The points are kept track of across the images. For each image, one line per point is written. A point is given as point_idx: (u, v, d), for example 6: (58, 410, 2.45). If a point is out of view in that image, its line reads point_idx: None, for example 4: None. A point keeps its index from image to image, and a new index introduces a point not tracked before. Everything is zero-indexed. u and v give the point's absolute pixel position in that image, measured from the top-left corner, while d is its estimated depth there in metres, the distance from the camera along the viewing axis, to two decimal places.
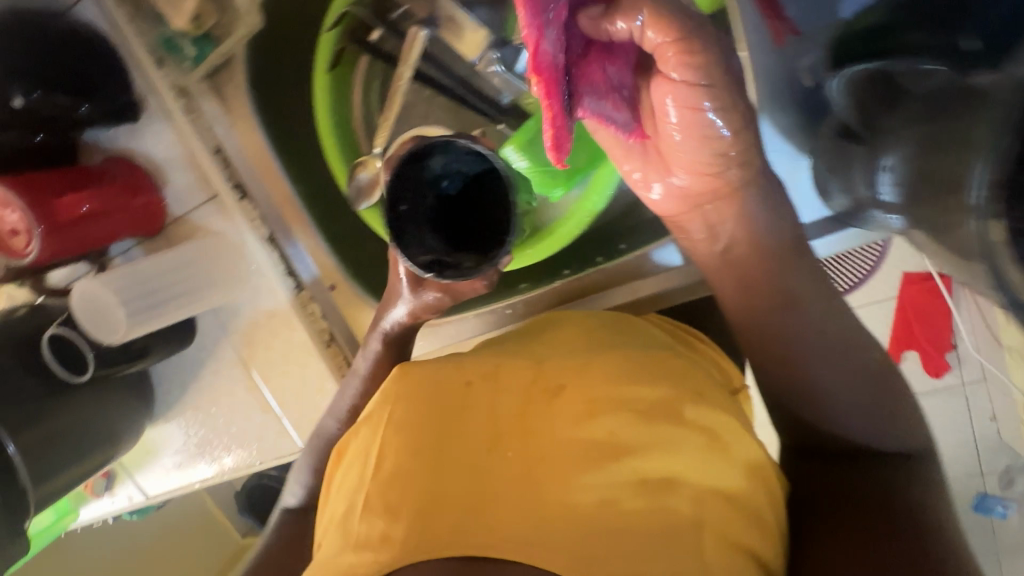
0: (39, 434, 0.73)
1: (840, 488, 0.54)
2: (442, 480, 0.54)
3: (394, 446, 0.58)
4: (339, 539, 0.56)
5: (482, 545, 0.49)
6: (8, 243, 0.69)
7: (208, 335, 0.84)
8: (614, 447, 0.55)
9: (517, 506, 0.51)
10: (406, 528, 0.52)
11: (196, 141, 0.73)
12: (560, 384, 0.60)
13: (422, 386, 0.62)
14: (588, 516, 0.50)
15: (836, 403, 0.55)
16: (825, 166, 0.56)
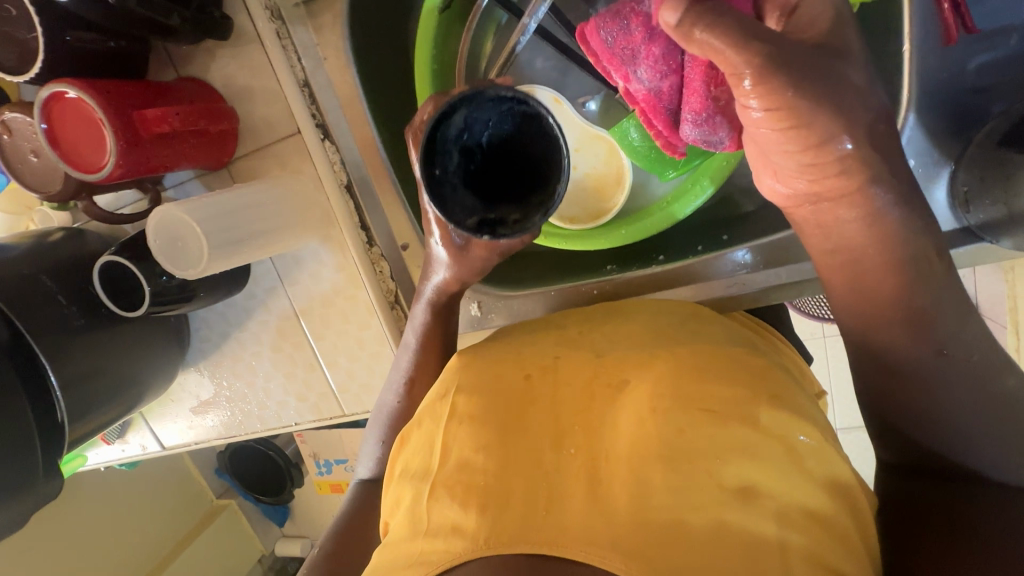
0: (76, 367, 0.67)
1: (944, 513, 0.45)
2: (509, 473, 0.47)
3: (459, 438, 0.51)
4: (401, 523, 0.49)
5: (548, 545, 0.42)
6: (69, 157, 0.59)
7: (262, 281, 0.78)
8: (684, 448, 0.45)
9: (582, 507, 0.43)
10: (467, 524, 0.45)
11: (285, 69, 0.67)
12: (626, 378, 0.51)
13: (482, 375, 0.55)
14: (655, 523, 0.41)
15: (946, 421, 0.46)
16: (971, 175, 0.54)
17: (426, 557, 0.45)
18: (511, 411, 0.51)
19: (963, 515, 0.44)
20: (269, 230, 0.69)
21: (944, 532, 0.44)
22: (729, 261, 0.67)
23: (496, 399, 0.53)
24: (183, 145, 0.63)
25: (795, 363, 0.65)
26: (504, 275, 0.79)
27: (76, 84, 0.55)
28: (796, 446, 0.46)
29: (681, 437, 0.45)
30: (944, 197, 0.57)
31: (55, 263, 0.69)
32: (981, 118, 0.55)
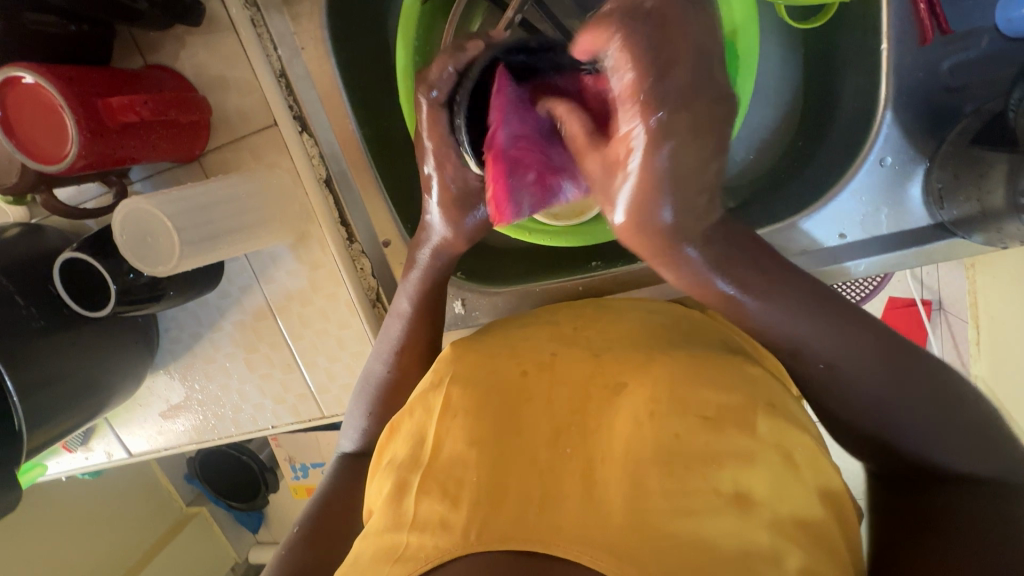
0: (32, 373, 0.63)
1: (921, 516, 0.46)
2: (504, 471, 0.46)
3: (453, 431, 0.50)
4: (385, 517, 0.48)
5: (540, 541, 0.41)
6: (25, 146, 0.55)
7: (237, 278, 0.75)
8: (681, 453, 0.44)
9: (576, 507, 0.43)
10: (456, 518, 0.44)
11: (261, 60, 0.65)
12: (622, 380, 0.50)
13: (476, 370, 0.54)
14: (646, 526, 0.41)
15: (913, 432, 0.47)
16: (944, 170, 0.56)
17: (411, 551, 0.43)
18: (507, 408, 0.51)
19: (940, 516, 0.45)
20: (246, 225, 0.67)
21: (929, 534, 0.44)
22: None
23: (491, 395, 0.52)
24: (151, 136, 0.60)
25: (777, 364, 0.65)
26: (490, 273, 0.78)
27: (35, 70, 0.52)
28: (786, 446, 0.47)
29: (678, 442, 0.45)
30: (919, 192, 0.59)
31: (10, 259, 0.65)
32: (954, 116, 0.57)
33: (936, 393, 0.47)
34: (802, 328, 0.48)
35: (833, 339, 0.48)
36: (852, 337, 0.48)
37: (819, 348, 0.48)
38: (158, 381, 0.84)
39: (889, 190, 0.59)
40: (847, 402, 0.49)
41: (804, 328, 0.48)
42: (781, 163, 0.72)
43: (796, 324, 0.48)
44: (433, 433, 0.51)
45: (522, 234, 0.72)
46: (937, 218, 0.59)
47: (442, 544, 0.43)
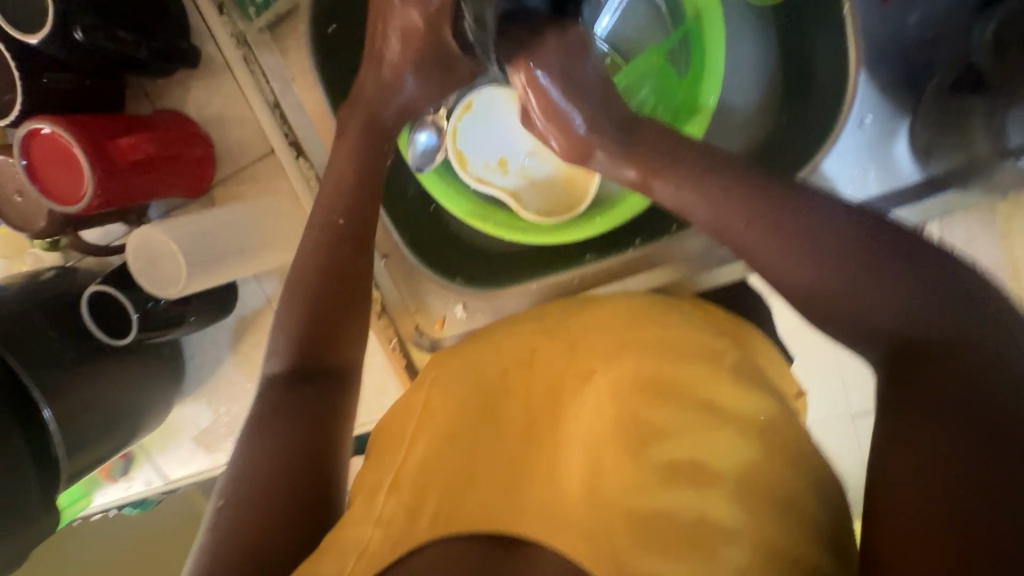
0: (67, 402, 0.68)
1: (900, 400, 0.37)
2: (473, 462, 0.50)
3: (427, 430, 0.53)
4: (354, 509, 0.50)
5: (502, 524, 0.46)
6: (48, 190, 0.61)
7: (250, 301, 0.79)
8: (639, 431, 0.47)
9: (542, 495, 0.47)
10: (435, 503, 0.48)
11: (255, 94, 0.70)
12: (592, 367, 0.52)
13: (458, 369, 0.57)
14: (609, 508, 0.44)
15: (867, 306, 0.39)
16: (926, 124, 0.55)
17: (371, 548, 0.45)
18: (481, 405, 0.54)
19: (917, 403, 0.36)
20: (247, 245, 0.70)
21: (904, 423, 0.36)
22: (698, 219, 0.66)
23: (465, 395, 0.54)
24: (160, 173, 0.65)
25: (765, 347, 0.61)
26: (489, 280, 0.80)
27: (53, 121, 0.58)
28: (757, 414, 0.48)
29: (637, 421, 0.48)
30: (906, 151, 0.57)
31: (46, 298, 0.70)
32: (928, 69, 0.57)
33: (901, 239, 0.39)
34: (759, 239, 0.43)
35: (789, 245, 0.41)
36: (767, 225, 0.43)
37: (759, 256, 0.43)
38: (188, 407, 0.89)
39: (874, 151, 0.58)
40: (814, 307, 0.42)
41: (755, 235, 0.43)
42: (766, 139, 0.72)
43: (768, 243, 0.42)
44: (411, 430, 0.54)
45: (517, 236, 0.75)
46: (930, 171, 0.56)
47: (410, 533, 0.46)
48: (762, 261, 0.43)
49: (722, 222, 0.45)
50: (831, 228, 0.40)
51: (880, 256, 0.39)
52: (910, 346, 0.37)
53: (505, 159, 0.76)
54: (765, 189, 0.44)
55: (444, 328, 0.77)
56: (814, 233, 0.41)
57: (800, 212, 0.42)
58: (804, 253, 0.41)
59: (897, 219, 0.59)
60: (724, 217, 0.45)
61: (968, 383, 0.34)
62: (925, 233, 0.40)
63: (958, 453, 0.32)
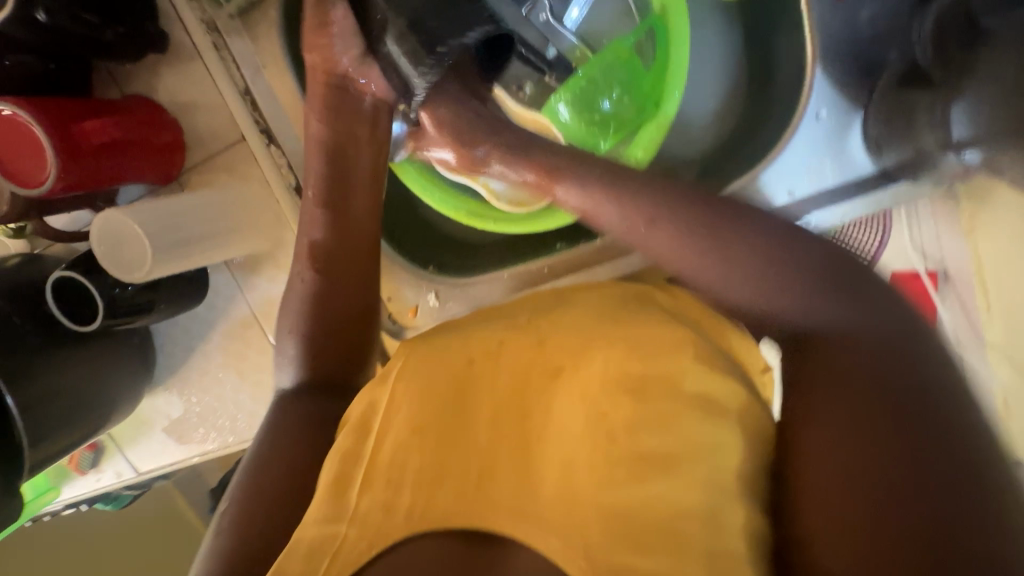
0: (32, 391, 0.67)
1: (791, 379, 0.46)
2: (445, 458, 0.50)
3: (396, 425, 0.52)
4: (323, 505, 0.49)
5: (477, 521, 0.47)
6: (11, 173, 0.61)
7: (223, 289, 0.79)
8: (607, 428, 0.48)
9: (512, 497, 0.48)
10: (408, 500, 0.48)
11: (224, 79, 0.70)
12: (561, 365, 0.52)
13: (427, 362, 0.55)
14: (579, 506, 0.46)
15: (783, 313, 0.46)
16: (878, 118, 0.57)
17: (344, 549, 0.46)
18: (452, 397, 0.53)
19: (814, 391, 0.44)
20: (216, 231, 0.70)
21: (808, 398, 0.44)
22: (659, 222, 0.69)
23: (437, 387, 0.53)
24: (128, 158, 0.65)
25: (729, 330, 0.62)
26: (462, 269, 0.81)
27: (14, 102, 0.57)
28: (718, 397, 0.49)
29: (608, 418, 0.48)
30: (859, 143, 0.60)
31: (9, 285, 0.69)
32: (880, 64, 0.59)
33: (819, 254, 0.46)
34: (682, 242, 0.48)
35: (724, 273, 0.47)
36: (672, 229, 0.49)
37: (673, 256, 0.49)
38: (159, 397, 0.88)
39: (829, 143, 0.61)
40: (755, 313, 0.48)
41: (655, 238, 0.49)
42: (733, 132, 0.73)
43: (712, 275, 0.48)
44: (378, 422, 0.53)
45: (491, 225, 0.76)
46: (881, 165, 0.60)
47: (385, 528, 0.47)
48: (707, 284, 0.48)
49: (638, 223, 0.50)
50: (754, 243, 0.46)
51: (801, 278, 0.45)
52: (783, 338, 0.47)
53: None
54: (684, 217, 0.49)
55: (417, 317, 0.77)
56: (762, 251, 0.46)
57: (735, 230, 0.47)
58: (730, 267, 0.47)
59: (848, 212, 0.63)
60: (632, 220, 0.50)
61: (849, 374, 0.42)
62: (844, 251, 0.47)
63: (876, 448, 0.39)
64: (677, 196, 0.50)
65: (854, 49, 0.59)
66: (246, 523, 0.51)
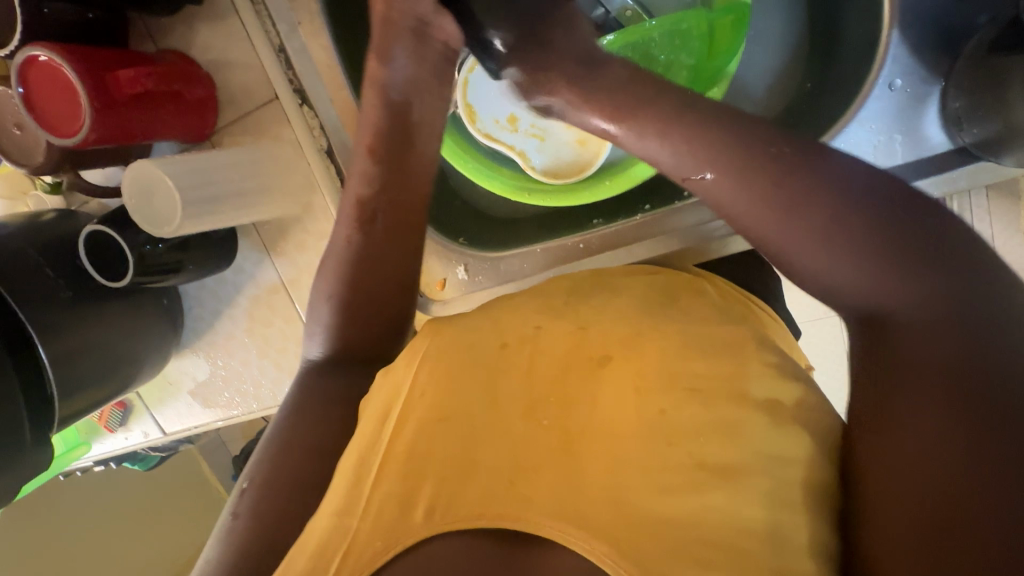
0: (62, 344, 0.67)
1: (864, 375, 0.40)
2: (474, 447, 0.48)
3: (419, 412, 0.50)
4: (339, 496, 0.47)
5: (512, 519, 0.43)
6: (45, 122, 0.60)
7: (250, 253, 0.78)
8: (665, 426, 0.45)
9: (551, 485, 0.44)
10: (435, 490, 0.46)
11: (259, 34, 0.68)
12: (609, 349, 0.50)
13: (458, 353, 0.53)
14: (621, 501, 0.43)
15: (859, 290, 0.40)
16: (961, 90, 0.52)
17: (356, 544, 0.44)
18: (485, 383, 0.51)
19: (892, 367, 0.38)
20: (248, 191, 0.69)
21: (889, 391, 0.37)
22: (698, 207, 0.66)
23: (464, 374, 0.52)
24: (161, 113, 0.64)
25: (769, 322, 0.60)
26: (493, 244, 0.78)
27: (49, 48, 0.56)
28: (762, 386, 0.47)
29: (662, 417, 0.46)
30: (936, 117, 0.55)
31: (43, 236, 0.69)
32: (968, 29, 0.53)
33: (926, 228, 0.38)
34: (745, 202, 0.42)
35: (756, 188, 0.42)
36: (755, 205, 0.41)
37: (737, 207, 0.42)
38: (186, 360, 0.88)
39: (902, 115, 0.56)
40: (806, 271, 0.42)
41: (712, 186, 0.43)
42: (789, 107, 0.69)
43: (734, 190, 0.42)
44: (400, 409, 0.51)
45: (524, 197, 0.73)
46: (959, 141, 0.55)
47: (402, 527, 0.44)
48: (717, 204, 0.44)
49: (736, 197, 0.42)
50: (857, 227, 0.38)
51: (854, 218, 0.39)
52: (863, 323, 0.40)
53: (514, 115, 0.74)
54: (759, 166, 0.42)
55: (445, 290, 0.76)
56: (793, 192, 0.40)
57: (791, 180, 0.41)
58: (805, 237, 0.40)
59: None
60: (690, 169, 0.44)
61: (921, 361, 0.36)
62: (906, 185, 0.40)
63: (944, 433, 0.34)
64: (758, 170, 0.41)
65: (936, 11, 0.53)
66: (269, 499, 0.50)
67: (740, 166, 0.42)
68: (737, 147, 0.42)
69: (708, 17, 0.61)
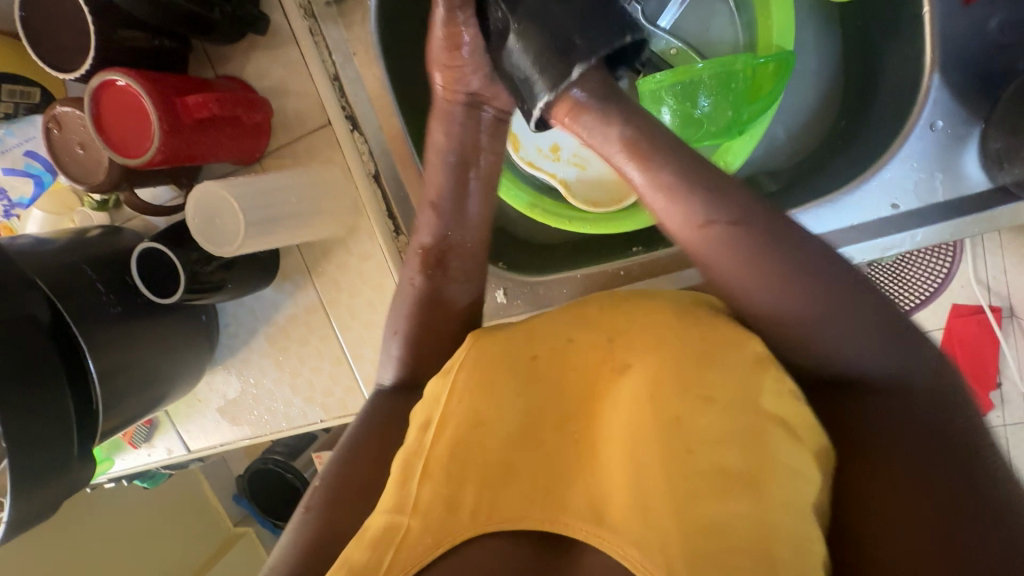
0: (108, 360, 0.67)
1: (847, 395, 0.47)
2: (510, 452, 0.49)
3: (457, 418, 0.50)
4: (390, 492, 0.48)
5: (548, 523, 0.46)
6: (112, 141, 0.62)
7: (291, 273, 0.80)
8: (682, 436, 0.45)
9: (580, 493, 0.47)
10: (477, 491, 0.48)
11: (318, 64, 0.71)
12: (629, 361, 0.50)
13: (499, 362, 0.52)
14: (658, 513, 0.44)
15: (863, 358, 0.46)
16: (1002, 132, 0.54)
17: (406, 542, 0.45)
18: (517, 393, 0.51)
19: (872, 434, 0.45)
20: (300, 212, 0.71)
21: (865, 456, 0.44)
22: None
23: (499, 380, 0.51)
24: (221, 136, 0.66)
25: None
26: (532, 268, 0.79)
27: (127, 73, 0.58)
28: None
29: (678, 423, 0.46)
30: (975, 158, 0.57)
31: (94, 252, 0.70)
32: (1007, 76, 0.56)
33: (883, 317, 0.46)
34: (801, 290, 0.45)
35: (758, 256, 0.45)
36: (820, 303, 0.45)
37: (746, 278, 0.46)
38: (218, 377, 0.88)
39: (941, 156, 0.58)
40: (780, 330, 0.47)
41: (723, 239, 0.45)
42: (823, 144, 0.72)
43: (740, 263, 0.46)
44: (439, 413, 0.51)
45: (566, 225, 0.75)
46: (998, 182, 0.57)
47: (450, 526, 0.46)
48: (725, 273, 0.46)
49: (740, 256, 0.45)
50: (832, 302, 0.45)
51: (837, 295, 0.45)
52: (824, 381, 0.49)
53: (556, 145, 0.77)
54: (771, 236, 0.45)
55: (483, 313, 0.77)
56: (788, 263, 0.45)
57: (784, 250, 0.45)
58: (796, 308, 0.45)
59: (954, 231, 0.60)
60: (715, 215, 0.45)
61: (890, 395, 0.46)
62: (865, 282, 0.46)
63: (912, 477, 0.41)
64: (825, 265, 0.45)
65: (975, 59, 0.56)
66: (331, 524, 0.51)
67: (794, 265, 0.45)
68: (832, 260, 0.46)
69: (755, 63, 0.64)
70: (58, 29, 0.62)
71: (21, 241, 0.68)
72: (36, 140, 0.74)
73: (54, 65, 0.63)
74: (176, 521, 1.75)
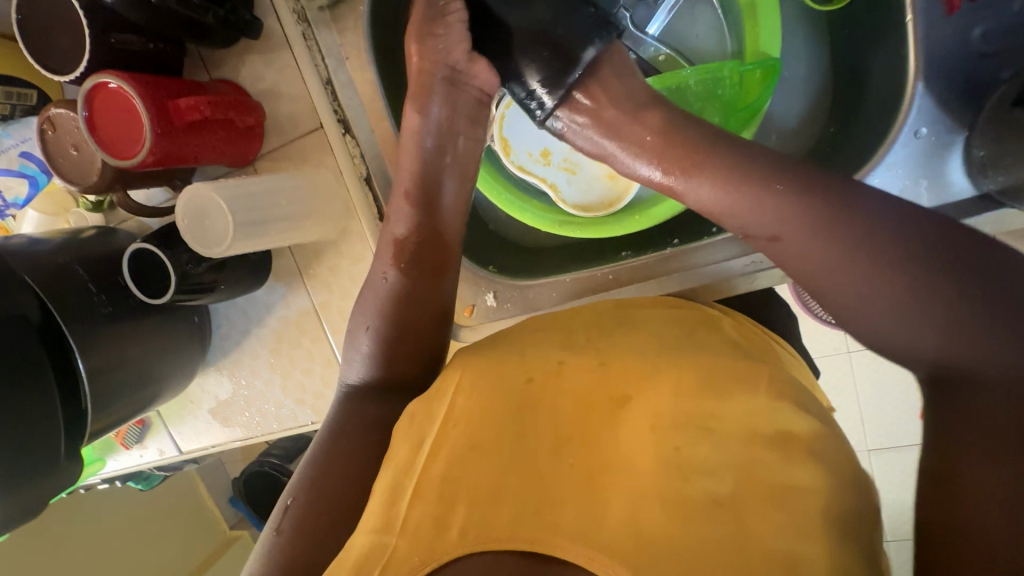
0: (97, 360, 0.67)
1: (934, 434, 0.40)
2: (505, 473, 0.48)
3: (449, 439, 0.51)
4: (376, 513, 0.49)
5: (542, 545, 0.43)
6: (106, 143, 0.63)
7: (283, 274, 0.80)
8: (679, 465, 0.45)
9: (579, 518, 0.44)
10: (467, 511, 0.46)
11: (310, 68, 0.72)
12: (628, 392, 0.50)
13: (492, 384, 0.53)
14: (653, 542, 0.42)
15: (973, 357, 0.39)
16: (986, 140, 0.54)
17: (392, 562, 0.45)
18: (510, 413, 0.51)
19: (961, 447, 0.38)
20: (291, 214, 0.72)
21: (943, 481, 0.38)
22: (719, 247, 0.68)
23: (491, 400, 0.52)
24: (213, 138, 0.66)
25: (794, 364, 0.61)
26: (522, 271, 0.80)
27: (120, 76, 0.59)
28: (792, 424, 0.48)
29: (677, 454, 0.46)
30: (960, 165, 0.57)
31: (87, 252, 0.71)
32: (991, 84, 0.56)
33: (1006, 309, 0.38)
34: (902, 286, 0.41)
35: (816, 242, 0.44)
36: (901, 282, 0.41)
37: (809, 254, 0.45)
38: (209, 379, 0.88)
39: (927, 163, 0.58)
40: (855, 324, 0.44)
41: (791, 237, 0.45)
42: (811, 150, 0.72)
43: (810, 243, 0.44)
44: (431, 437, 0.52)
45: (555, 229, 0.75)
46: (983, 189, 0.57)
47: (436, 545, 0.45)
48: (795, 257, 0.46)
49: (799, 233, 0.45)
50: (914, 285, 0.40)
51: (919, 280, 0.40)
52: (936, 379, 0.41)
53: (546, 150, 0.77)
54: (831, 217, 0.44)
55: (472, 316, 0.77)
56: (858, 242, 0.42)
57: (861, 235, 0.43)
58: (871, 291, 0.42)
59: None
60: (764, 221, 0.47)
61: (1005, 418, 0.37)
62: (989, 265, 0.40)
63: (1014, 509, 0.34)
64: (921, 257, 0.41)
65: (959, 67, 0.56)
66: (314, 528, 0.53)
67: (866, 238, 0.42)
68: (935, 241, 0.41)
69: (741, 70, 0.65)
70: (53, 32, 0.63)
71: (14, 240, 0.69)
72: (32, 141, 0.75)
73: (49, 68, 0.64)
74: (172, 522, 1.75)
